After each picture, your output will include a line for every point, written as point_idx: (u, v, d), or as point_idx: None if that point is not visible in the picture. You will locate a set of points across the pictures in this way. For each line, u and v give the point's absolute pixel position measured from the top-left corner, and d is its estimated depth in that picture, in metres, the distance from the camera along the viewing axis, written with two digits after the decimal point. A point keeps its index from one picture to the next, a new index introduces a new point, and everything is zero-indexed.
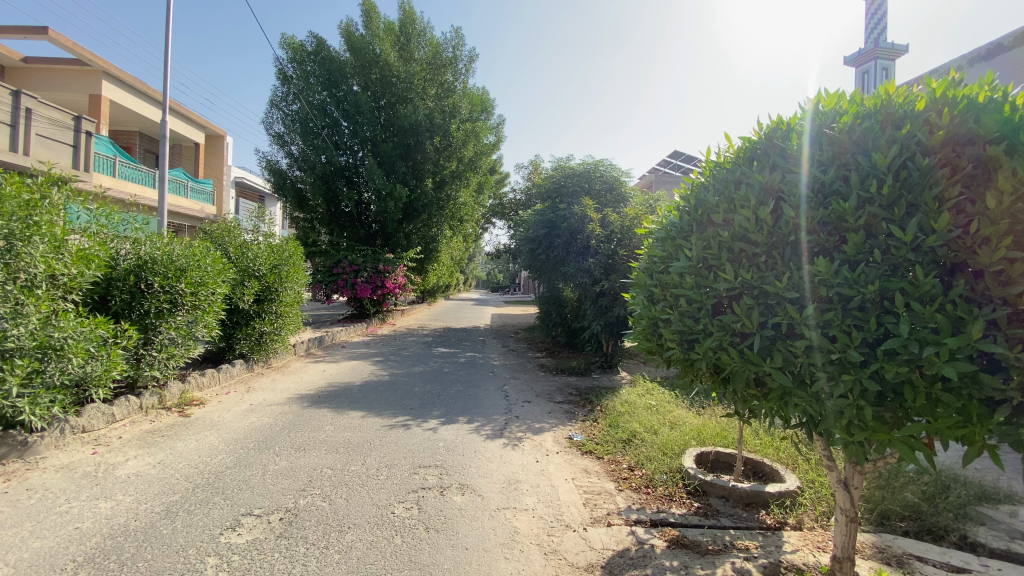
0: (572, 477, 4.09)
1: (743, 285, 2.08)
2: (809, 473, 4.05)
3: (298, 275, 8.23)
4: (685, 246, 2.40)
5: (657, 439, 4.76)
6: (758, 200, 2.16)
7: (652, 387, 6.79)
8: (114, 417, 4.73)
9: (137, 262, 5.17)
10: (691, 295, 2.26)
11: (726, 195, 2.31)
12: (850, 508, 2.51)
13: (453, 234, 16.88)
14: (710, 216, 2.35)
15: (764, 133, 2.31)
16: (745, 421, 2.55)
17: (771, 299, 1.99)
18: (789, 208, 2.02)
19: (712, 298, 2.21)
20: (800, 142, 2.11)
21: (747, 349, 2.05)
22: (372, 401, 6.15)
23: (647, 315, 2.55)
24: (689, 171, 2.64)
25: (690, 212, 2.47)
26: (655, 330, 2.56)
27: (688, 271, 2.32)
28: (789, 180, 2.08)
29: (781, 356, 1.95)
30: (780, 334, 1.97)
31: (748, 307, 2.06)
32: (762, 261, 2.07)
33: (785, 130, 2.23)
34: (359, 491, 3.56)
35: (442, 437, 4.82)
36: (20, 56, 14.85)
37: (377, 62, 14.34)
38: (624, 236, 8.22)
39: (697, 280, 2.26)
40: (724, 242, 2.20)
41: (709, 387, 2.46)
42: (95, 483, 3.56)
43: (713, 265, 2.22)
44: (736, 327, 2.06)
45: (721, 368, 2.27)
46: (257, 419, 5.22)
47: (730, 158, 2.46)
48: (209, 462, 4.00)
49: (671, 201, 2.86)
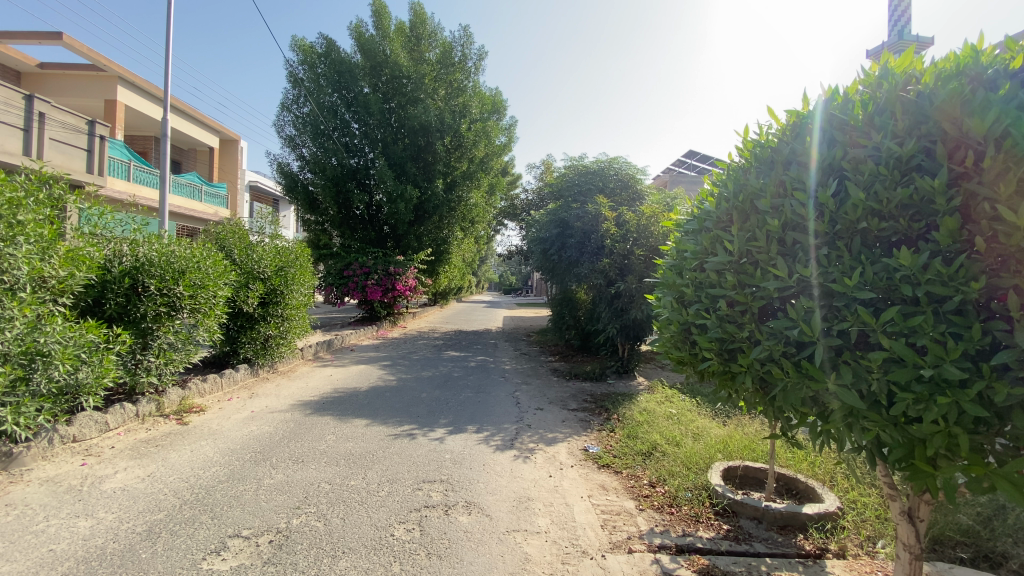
0: (587, 494, 3.77)
1: (800, 283, 1.79)
2: (851, 492, 3.67)
3: (306, 278, 8.01)
4: (724, 238, 2.09)
5: (680, 451, 4.42)
6: (814, 182, 1.87)
7: (672, 395, 6.44)
8: (107, 426, 4.53)
9: (134, 264, 4.97)
10: (734, 295, 1.96)
11: (775, 177, 2.02)
12: (915, 545, 2.17)
13: (464, 236, 16.65)
14: (752, 204, 2.07)
15: (817, 106, 2.01)
16: (794, 443, 2.24)
17: (839, 300, 1.68)
18: (856, 188, 1.71)
19: (760, 299, 1.92)
20: (864, 112, 1.82)
21: (804, 362, 1.75)
22: (377, 408, 5.89)
23: (678, 320, 2.25)
24: (726, 153, 2.35)
25: (729, 196, 2.18)
26: (686, 337, 2.25)
27: (728, 269, 2.02)
28: (856, 156, 1.77)
29: (849, 370, 1.64)
30: (849, 343, 1.68)
31: (808, 310, 1.76)
32: (824, 255, 1.77)
33: (844, 101, 1.92)
34: (357, 510, 3.29)
35: (449, 449, 4.53)
36: (36, 62, 15.00)
37: (387, 62, 14.17)
38: (639, 234, 7.85)
39: (741, 279, 1.97)
40: (774, 232, 1.91)
41: (751, 403, 2.15)
42: (79, 498, 3.34)
43: (761, 262, 1.93)
44: (792, 334, 1.77)
45: (767, 384, 1.97)
46: (257, 428, 4.98)
47: (776, 136, 2.16)
48: (201, 476, 3.76)
49: (702, 189, 2.59)
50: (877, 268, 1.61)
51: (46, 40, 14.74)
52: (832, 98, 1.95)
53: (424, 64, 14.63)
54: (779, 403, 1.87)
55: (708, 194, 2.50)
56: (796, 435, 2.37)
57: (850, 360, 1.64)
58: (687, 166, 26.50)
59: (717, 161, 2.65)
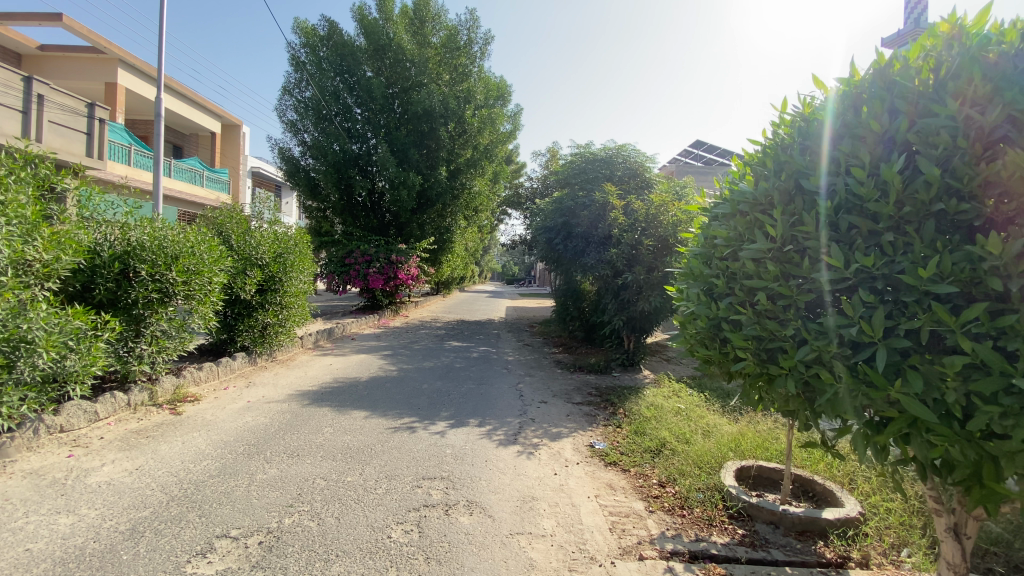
0: (594, 495, 3.60)
1: (857, 275, 1.65)
2: (873, 497, 3.49)
3: (306, 265, 7.81)
4: (764, 222, 1.96)
5: (690, 449, 4.24)
6: (874, 155, 1.73)
7: (680, 389, 6.27)
8: (96, 416, 4.38)
9: (124, 248, 4.76)
10: (777, 286, 1.82)
11: (825, 151, 1.90)
12: (961, 565, 2.02)
13: (467, 224, 16.43)
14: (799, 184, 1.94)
15: (874, 70, 1.86)
16: (834, 453, 2.11)
17: (907, 295, 1.52)
18: (928, 163, 1.58)
19: (805, 287, 1.78)
20: (934, 77, 1.67)
21: (862, 364, 1.59)
22: (377, 399, 5.73)
23: (706, 316, 2.10)
24: (764, 128, 2.23)
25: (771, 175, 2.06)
26: (717, 332, 2.08)
27: (768, 257, 1.88)
28: (926, 126, 1.63)
29: (918, 377, 1.48)
30: (919, 345, 1.53)
31: (866, 307, 1.61)
32: (886, 241, 1.63)
33: (906, 65, 1.77)
34: (354, 509, 3.12)
35: (450, 443, 4.36)
36: (36, 44, 14.79)
37: (391, 46, 13.81)
38: (649, 224, 7.61)
39: (787, 268, 1.82)
40: (823, 215, 1.78)
41: (784, 407, 2.01)
42: (61, 493, 3.20)
43: (811, 251, 1.78)
44: (849, 334, 1.61)
45: (809, 389, 1.83)
46: (252, 419, 4.82)
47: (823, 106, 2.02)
48: (191, 470, 3.60)
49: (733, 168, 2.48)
50: (956, 257, 1.48)
51: (44, 21, 14.47)
52: (891, 63, 1.80)
53: (428, 48, 14.31)
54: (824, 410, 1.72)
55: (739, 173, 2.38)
56: (837, 444, 2.22)
57: (920, 364, 1.49)
58: (694, 157, 26.29)
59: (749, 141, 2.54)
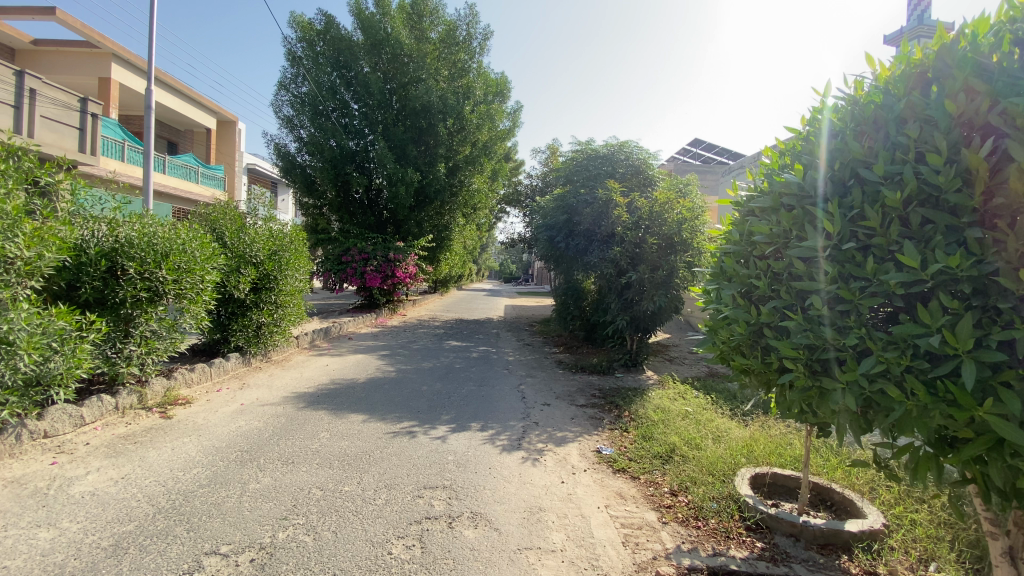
0: (604, 505, 3.43)
1: (936, 279, 1.67)
2: (896, 507, 3.34)
3: (301, 263, 7.61)
4: (823, 216, 2.01)
5: (701, 455, 4.10)
6: (948, 137, 1.75)
7: (686, 391, 6.12)
8: (83, 420, 4.18)
9: (111, 245, 4.56)
10: (838, 291, 1.88)
11: (892, 139, 1.92)
12: None
13: (465, 222, 16.21)
14: (858, 171, 2.02)
15: (942, 52, 1.86)
16: (894, 476, 2.11)
17: (1007, 302, 1.54)
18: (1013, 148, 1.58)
19: (869, 289, 1.83)
20: (1008, 50, 1.70)
21: (946, 380, 1.61)
22: (376, 402, 5.55)
23: (747, 321, 2.23)
24: (812, 113, 2.30)
25: (827, 162, 2.14)
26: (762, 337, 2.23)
27: (830, 257, 1.95)
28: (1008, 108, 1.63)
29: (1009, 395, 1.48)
30: (1013, 358, 1.55)
31: (948, 315, 1.60)
32: (972, 238, 1.65)
33: (979, 47, 1.78)
34: (352, 521, 2.95)
35: (452, 449, 4.19)
36: (29, 38, 14.53)
37: (389, 41, 13.57)
38: (653, 222, 7.46)
39: (851, 271, 1.87)
40: (891, 210, 1.82)
41: (839, 422, 2.04)
42: (42, 504, 3.01)
43: (878, 251, 1.83)
44: (929, 343, 1.60)
45: (873, 404, 1.85)
46: (245, 423, 4.64)
47: (883, 91, 2.03)
48: (180, 479, 3.42)
49: (774, 156, 2.57)
50: None
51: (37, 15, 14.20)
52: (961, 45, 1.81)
53: (427, 44, 14.10)
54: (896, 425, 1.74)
55: (784, 160, 2.46)
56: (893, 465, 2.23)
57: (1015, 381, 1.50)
58: (691, 156, 26.16)
59: (788, 128, 2.63)
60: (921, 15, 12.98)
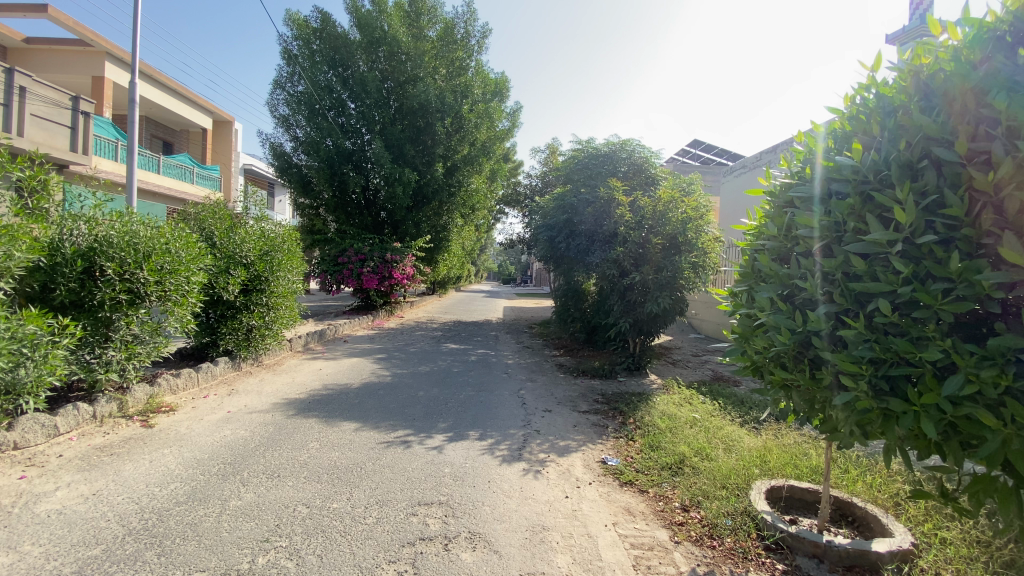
0: (612, 522, 3.20)
1: None
2: (924, 524, 3.13)
3: (294, 264, 7.37)
4: (891, 201, 1.88)
5: (712, 466, 3.88)
6: None
7: (692, 396, 5.91)
8: (56, 430, 3.94)
9: (89, 244, 4.31)
10: (915, 295, 1.76)
11: (969, 114, 1.78)
12: None
13: (464, 223, 15.98)
14: (929, 150, 1.88)
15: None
16: (958, 506, 2.04)
17: None
18: None
19: (953, 292, 1.72)
20: None
21: None
22: (370, 409, 5.30)
23: (796, 329, 2.15)
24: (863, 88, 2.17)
25: (890, 141, 2.01)
26: (813, 341, 2.13)
27: (906, 252, 1.84)
28: None
29: None
30: None
31: None
32: None
33: None
34: (339, 544, 2.71)
35: (449, 461, 3.95)
36: (21, 36, 14.27)
37: (385, 39, 13.35)
38: (656, 222, 7.26)
39: (930, 270, 1.76)
40: (978, 196, 1.72)
41: (908, 446, 1.94)
42: (2, 525, 2.77)
43: (966, 244, 1.74)
44: None
45: (952, 430, 1.77)
46: (231, 433, 4.39)
47: (952, 63, 1.90)
48: (156, 495, 3.18)
49: (813, 139, 2.46)
50: None
51: (29, 12, 13.96)
52: None
53: (425, 42, 13.89)
54: (984, 454, 1.66)
55: (830, 143, 2.35)
56: (956, 494, 2.15)
57: None
58: (691, 156, 25.99)
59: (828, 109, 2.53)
60: (924, 14, 12.82)
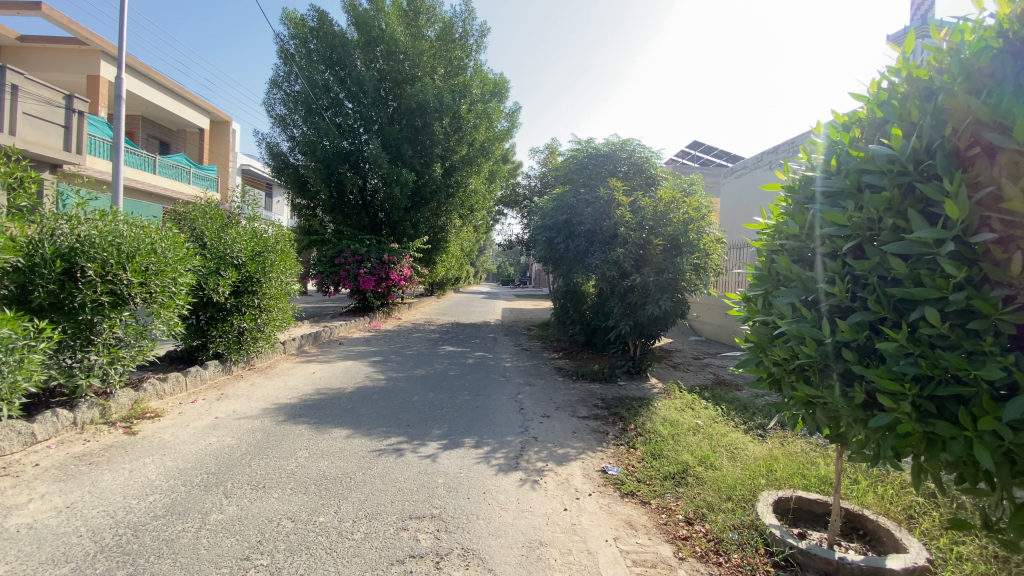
0: (613, 537, 3.05)
1: None
2: (939, 538, 2.98)
3: (287, 265, 7.19)
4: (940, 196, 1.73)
5: (716, 475, 3.73)
6: None
7: (694, 401, 5.75)
8: (34, 438, 3.78)
9: (70, 245, 4.15)
10: (972, 303, 1.63)
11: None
12: None
13: (462, 224, 15.82)
14: (978, 135, 1.74)
15: None
16: (1004, 538, 1.88)
17: None
18: None
19: (1016, 300, 1.58)
20: None
21: None
22: (363, 415, 5.15)
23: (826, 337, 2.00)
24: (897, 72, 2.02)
25: (931, 127, 1.87)
26: (843, 351, 1.99)
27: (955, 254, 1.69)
28: None
29: None
30: None
31: None
32: None
33: None
34: (324, 562, 2.55)
35: (443, 470, 3.79)
36: (15, 34, 14.11)
37: (383, 38, 13.21)
38: (657, 222, 7.12)
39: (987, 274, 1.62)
40: None
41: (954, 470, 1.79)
42: None
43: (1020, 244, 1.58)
44: None
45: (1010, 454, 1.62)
46: (216, 440, 4.23)
47: (1001, 40, 1.74)
48: (133, 509, 3.02)
49: (836, 129, 2.34)
50: None
51: (23, 10, 13.79)
52: None
53: (423, 41, 13.76)
54: None
55: (858, 132, 2.21)
56: (1001, 525, 1.99)
57: None
58: (691, 158, 25.88)
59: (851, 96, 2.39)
60: (925, 15, 12.74)
